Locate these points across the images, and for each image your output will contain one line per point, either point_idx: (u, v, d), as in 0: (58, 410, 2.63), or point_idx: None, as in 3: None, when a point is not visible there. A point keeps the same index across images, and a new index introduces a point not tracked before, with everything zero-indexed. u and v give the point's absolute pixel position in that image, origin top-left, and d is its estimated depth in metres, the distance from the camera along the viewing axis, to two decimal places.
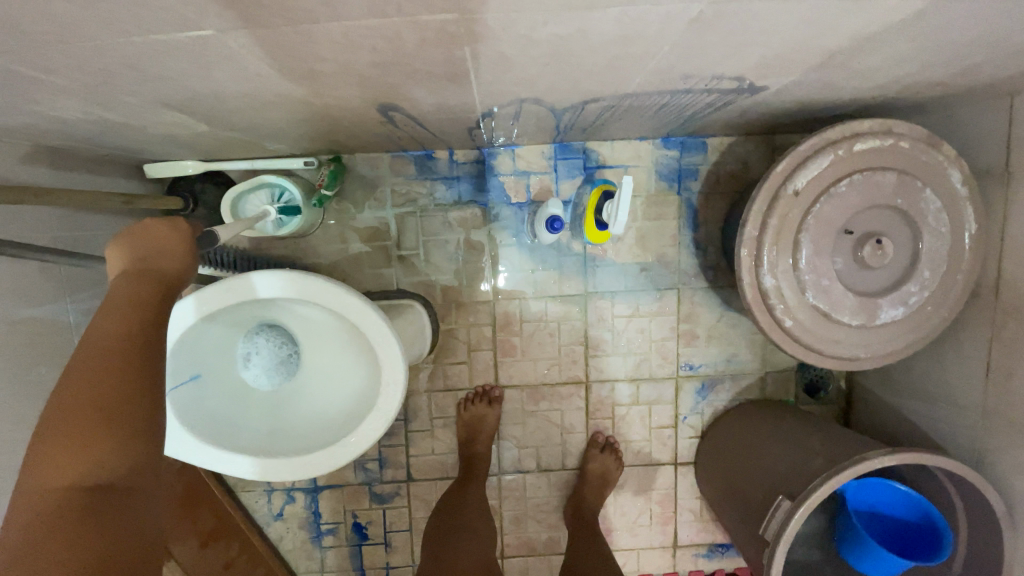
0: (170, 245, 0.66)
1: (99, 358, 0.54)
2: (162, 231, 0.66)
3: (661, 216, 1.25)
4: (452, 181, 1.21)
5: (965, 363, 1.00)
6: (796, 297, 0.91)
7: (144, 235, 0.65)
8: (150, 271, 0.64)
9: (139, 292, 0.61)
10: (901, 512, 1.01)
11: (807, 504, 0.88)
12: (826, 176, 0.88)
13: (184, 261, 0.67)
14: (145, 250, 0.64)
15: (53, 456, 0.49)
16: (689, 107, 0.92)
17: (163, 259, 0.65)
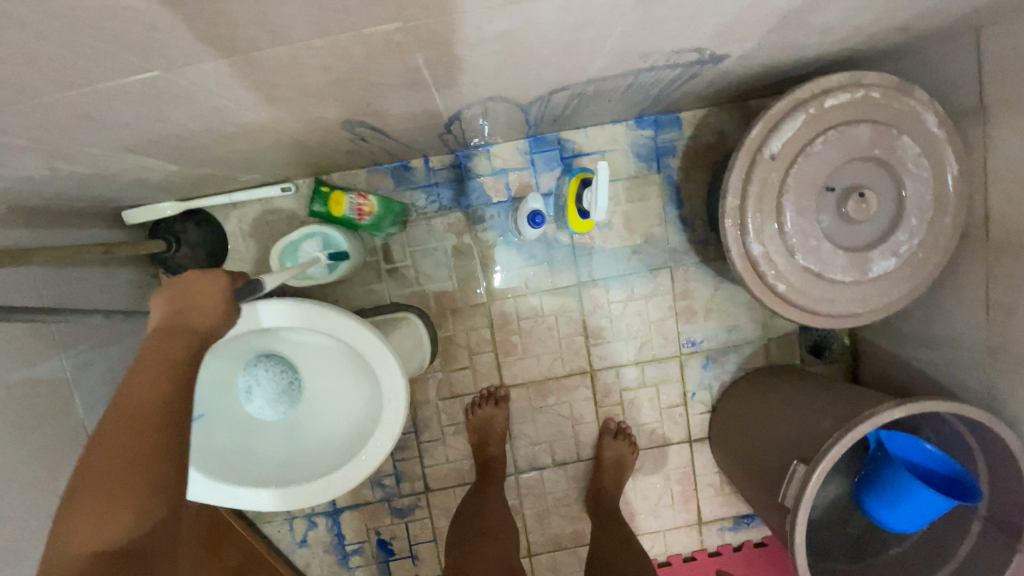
0: (207, 300, 0.67)
1: (127, 420, 0.56)
2: (200, 282, 0.67)
3: (645, 197, 1.24)
4: (431, 188, 1.20)
5: (966, 304, 0.99)
6: (786, 261, 0.90)
7: (184, 288, 0.67)
8: (183, 325, 0.65)
9: (170, 348, 0.62)
10: (927, 464, 1.01)
11: (822, 466, 0.87)
12: (800, 136, 0.88)
13: (218, 317, 0.68)
14: (184, 304, 0.66)
15: (78, 519, 0.50)
16: (656, 84, 0.91)
17: (198, 313, 0.66)
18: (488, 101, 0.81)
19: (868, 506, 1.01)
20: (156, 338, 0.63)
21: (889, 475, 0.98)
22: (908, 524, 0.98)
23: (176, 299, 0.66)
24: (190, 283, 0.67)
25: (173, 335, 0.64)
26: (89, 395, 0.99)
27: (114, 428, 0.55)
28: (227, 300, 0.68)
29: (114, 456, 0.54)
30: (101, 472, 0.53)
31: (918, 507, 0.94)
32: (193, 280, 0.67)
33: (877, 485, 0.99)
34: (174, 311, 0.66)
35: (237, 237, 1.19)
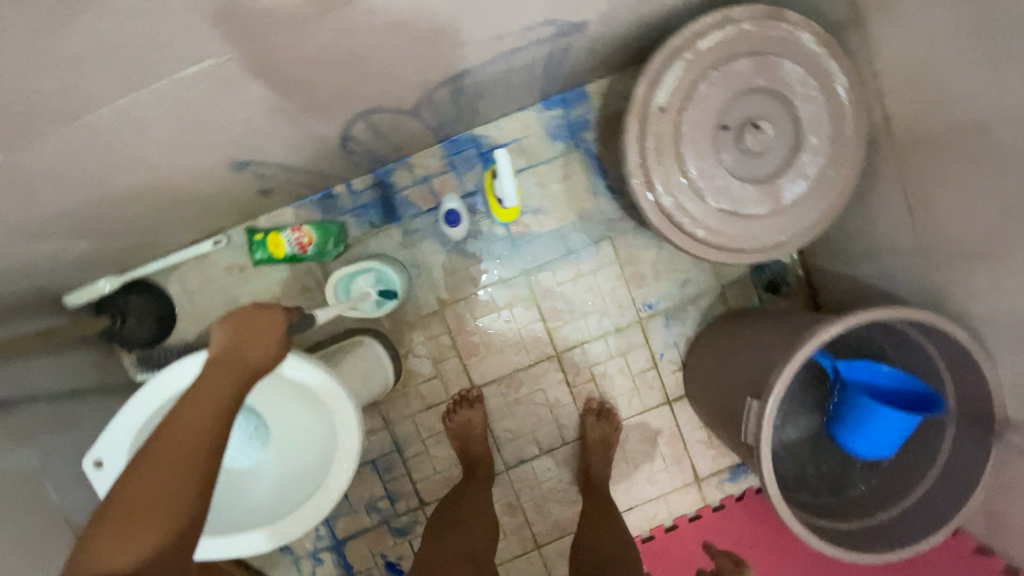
0: (263, 333, 0.77)
1: (168, 443, 0.64)
2: (261, 318, 0.78)
3: (569, 174, 1.25)
4: (358, 211, 1.21)
5: (891, 211, 0.99)
6: (699, 207, 0.92)
7: (247, 321, 0.77)
8: (237, 356, 0.74)
9: (224, 377, 0.72)
10: (889, 387, 1.01)
11: (773, 398, 0.87)
12: (684, 84, 0.89)
13: (270, 352, 0.77)
14: (243, 336, 0.76)
15: (112, 528, 0.57)
16: (539, 64, 0.93)
17: (252, 347, 0.76)
18: (369, 114, 0.83)
19: (839, 437, 1.01)
20: (217, 365, 0.73)
21: (848, 402, 0.99)
22: (881, 447, 0.97)
23: (237, 331, 0.76)
24: (252, 317, 0.77)
25: (231, 365, 0.73)
26: (63, 479, 1.01)
27: (157, 448, 0.63)
28: (279, 337, 0.78)
29: (150, 476, 0.61)
30: (137, 490, 0.60)
31: (889, 427, 0.94)
32: (258, 315, 0.77)
33: (840, 413, 1.00)
34: (234, 342, 0.75)
35: (185, 297, 1.21)
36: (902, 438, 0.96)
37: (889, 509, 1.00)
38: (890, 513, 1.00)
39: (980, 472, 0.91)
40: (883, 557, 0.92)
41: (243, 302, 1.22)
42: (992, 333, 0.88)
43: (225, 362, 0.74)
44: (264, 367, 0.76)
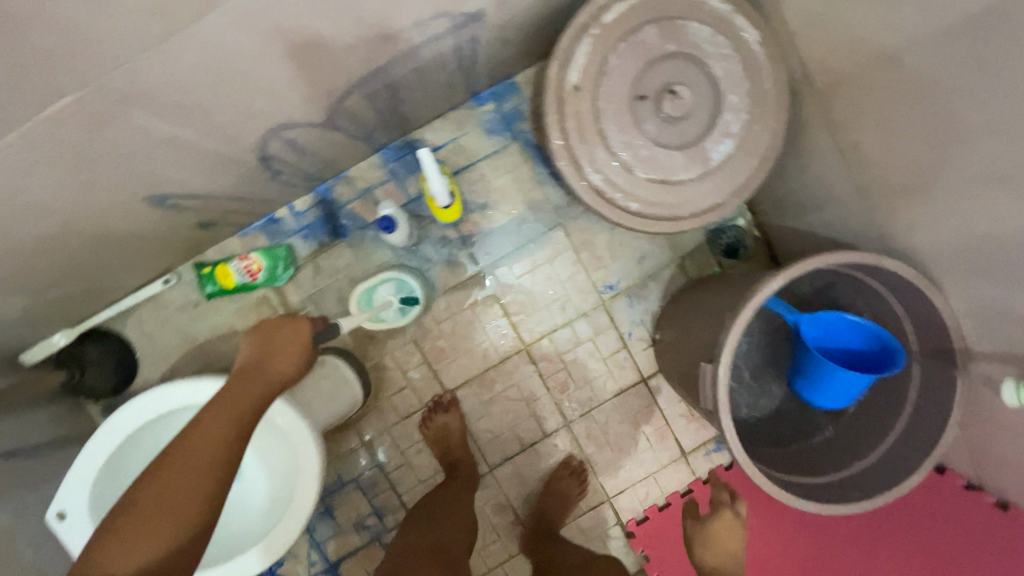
0: (288, 346, 0.91)
1: (205, 429, 0.77)
2: (288, 330, 0.93)
3: (512, 166, 1.24)
4: (305, 231, 1.20)
5: (823, 158, 0.98)
6: (629, 179, 0.91)
7: (275, 336, 0.92)
8: (266, 364, 0.88)
9: (251, 384, 0.85)
10: (847, 338, 0.99)
11: (724, 361, 0.86)
12: (595, 59, 0.88)
13: (293, 363, 0.90)
14: (272, 347, 0.90)
15: (155, 490, 0.70)
16: (452, 61, 0.92)
17: (279, 358, 0.89)
18: (281, 131, 0.82)
19: (801, 392, 1.02)
20: (246, 373, 0.86)
21: (812, 360, 0.97)
22: (838, 399, 0.98)
23: (266, 342, 0.91)
24: (280, 330, 0.92)
25: (257, 373, 0.86)
26: (35, 535, 1.00)
27: (195, 433, 0.76)
28: (302, 350, 0.91)
29: (186, 454, 0.73)
30: (176, 462, 0.73)
31: (847, 384, 0.94)
32: (286, 329, 0.93)
33: (801, 368, 1.00)
34: (264, 352, 0.90)
35: (143, 340, 1.21)
36: (860, 391, 0.97)
37: (868, 455, 0.98)
38: (870, 459, 0.97)
39: (947, 406, 0.89)
40: (864, 505, 0.90)
41: (202, 337, 1.21)
42: (938, 263, 0.87)
43: (252, 371, 0.87)
44: (286, 376, 0.88)
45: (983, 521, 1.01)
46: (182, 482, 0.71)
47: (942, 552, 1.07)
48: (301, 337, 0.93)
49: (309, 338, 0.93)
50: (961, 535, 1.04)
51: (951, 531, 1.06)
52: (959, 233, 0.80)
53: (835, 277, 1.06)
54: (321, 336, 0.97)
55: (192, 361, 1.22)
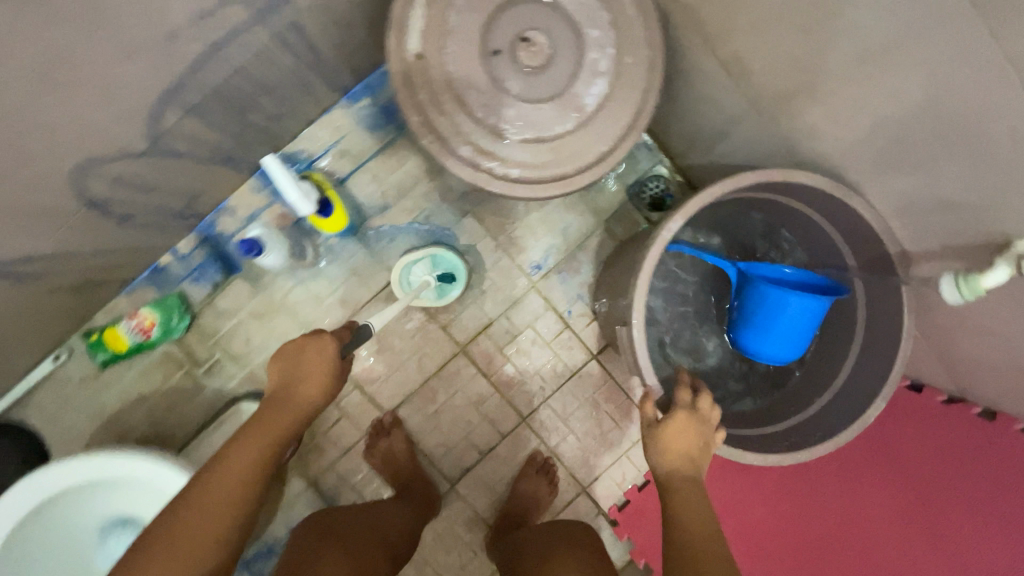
0: (312, 370, 0.81)
1: (223, 473, 0.69)
2: (312, 351, 0.82)
3: (402, 160, 1.14)
4: (195, 274, 1.11)
5: (712, 83, 0.88)
6: (501, 144, 0.82)
7: (298, 358, 0.82)
8: (289, 392, 0.79)
9: (277, 413, 0.77)
10: (791, 279, 0.88)
11: (638, 319, 0.78)
12: (432, 19, 0.79)
13: (319, 391, 0.80)
14: (299, 369, 0.81)
15: (165, 543, 0.62)
16: (281, 54, 0.83)
17: (303, 385, 0.80)
18: (93, 170, 0.75)
19: (741, 343, 0.91)
20: (279, 395, 0.79)
21: (761, 301, 0.86)
22: (790, 348, 0.87)
23: (292, 364, 0.81)
24: (304, 351, 0.82)
25: (288, 395, 0.79)
26: None
27: (213, 476, 0.68)
28: (327, 374, 0.81)
29: (202, 503, 0.66)
30: (190, 509, 0.65)
31: (788, 327, 0.85)
32: (309, 346, 0.82)
33: (741, 318, 0.90)
34: (292, 372, 0.81)
35: (48, 426, 1.11)
36: (809, 333, 0.87)
37: (830, 389, 0.88)
38: (832, 392, 0.88)
39: (897, 318, 0.80)
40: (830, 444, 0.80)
41: (111, 409, 1.12)
42: (849, 168, 0.77)
43: (284, 392, 0.79)
44: (311, 406, 0.79)
45: (964, 433, 0.92)
46: (211, 515, 0.65)
47: (925, 477, 0.96)
48: (326, 358, 0.82)
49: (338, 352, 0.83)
50: (945, 454, 0.94)
51: (931, 450, 0.95)
52: (859, 125, 0.70)
53: (765, 210, 0.94)
54: (349, 347, 0.87)
55: (105, 437, 1.12)
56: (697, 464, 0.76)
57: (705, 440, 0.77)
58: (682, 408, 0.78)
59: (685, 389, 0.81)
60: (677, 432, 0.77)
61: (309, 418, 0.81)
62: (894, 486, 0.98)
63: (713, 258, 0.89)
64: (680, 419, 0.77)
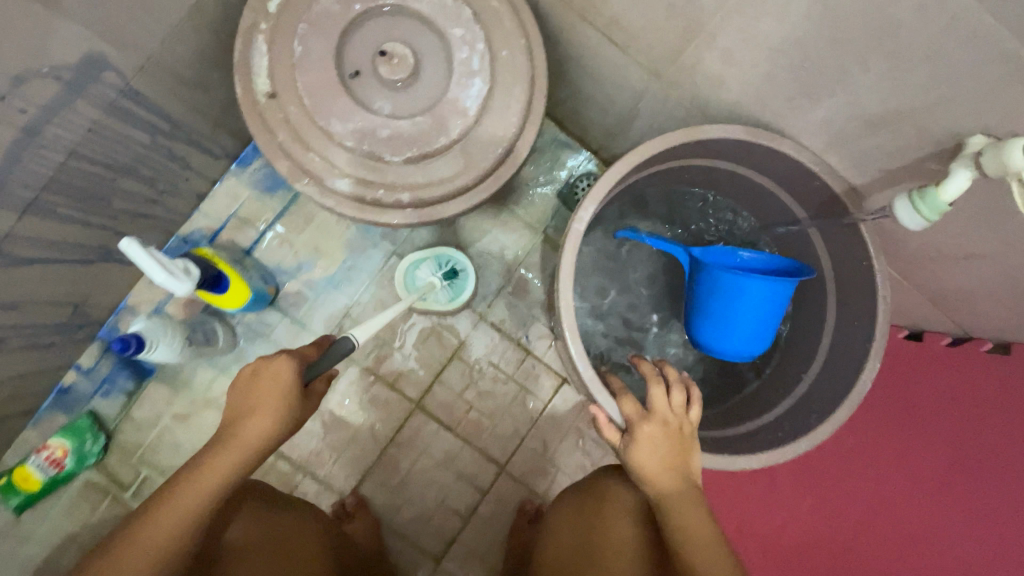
0: (267, 397, 0.61)
1: (141, 534, 0.53)
2: (267, 375, 0.62)
3: (310, 216, 1.03)
4: (105, 387, 0.99)
5: (603, 57, 0.80)
6: (383, 170, 0.73)
7: (254, 381, 0.62)
8: (239, 427, 0.60)
9: (222, 455, 0.58)
10: (753, 262, 0.77)
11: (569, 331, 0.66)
12: (277, 55, 0.71)
13: (276, 423, 0.61)
14: (252, 397, 0.61)
15: None
16: (126, 129, 0.75)
17: (254, 418, 0.60)
18: None
19: (698, 337, 0.80)
20: (227, 430, 0.60)
21: (715, 289, 0.75)
22: (753, 340, 0.77)
23: (247, 388, 0.62)
24: (258, 377, 0.62)
25: (236, 434, 0.59)
26: None
27: (132, 536, 0.53)
28: (286, 403, 0.61)
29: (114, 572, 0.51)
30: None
31: (750, 316, 0.74)
32: (263, 371, 0.63)
33: (698, 309, 0.79)
34: (241, 403, 0.62)
35: None
36: (775, 321, 0.76)
37: (815, 359, 0.77)
38: (818, 363, 0.76)
39: (867, 263, 0.69)
40: (830, 423, 0.67)
41: (34, 564, 0.96)
42: (763, 111, 0.68)
43: (231, 425, 0.60)
44: (266, 443, 0.60)
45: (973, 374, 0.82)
46: None
47: (944, 433, 0.84)
48: (284, 380, 0.62)
49: (301, 379, 0.63)
50: (961, 402, 0.83)
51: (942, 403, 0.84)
52: (757, 59, 0.62)
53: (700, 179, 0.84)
54: (320, 365, 0.67)
55: None
56: (684, 472, 0.63)
57: (676, 439, 0.64)
58: (638, 421, 0.65)
59: (628, 399, 0.67)
60: (647, 452, 0.63)
61: (268, 456, 0.62)
62: (920, 453, 0.85)
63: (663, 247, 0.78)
64: (643, 433, 0.64)
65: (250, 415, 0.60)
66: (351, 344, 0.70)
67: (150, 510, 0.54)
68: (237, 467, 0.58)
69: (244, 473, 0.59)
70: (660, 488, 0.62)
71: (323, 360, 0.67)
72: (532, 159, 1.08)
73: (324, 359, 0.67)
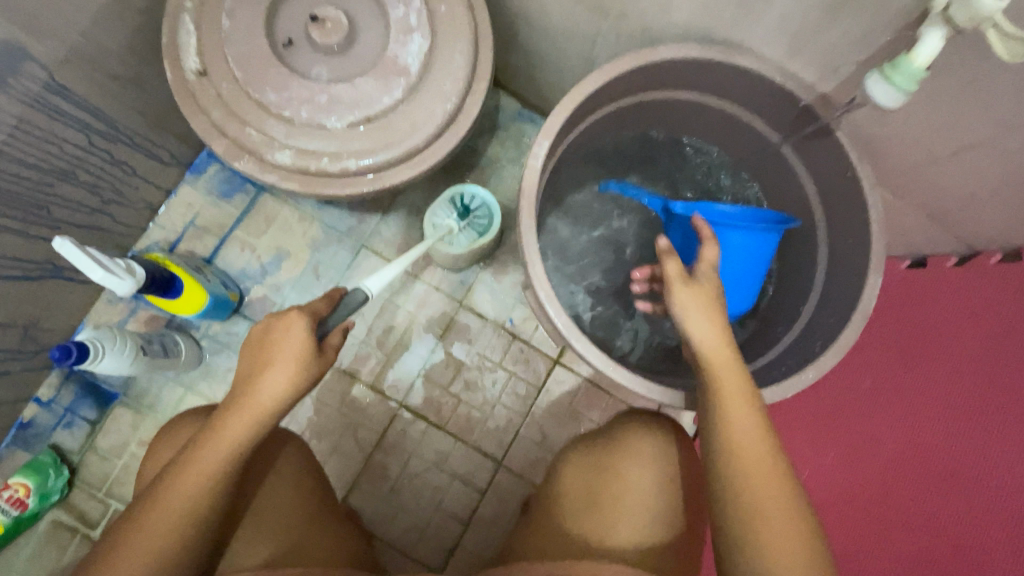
0: (278, 355, 0.56)
1: (166, 498, 0.52)
2: (276, 332, 0.57)
3: (270, 217, 0.99)
4: (67, 418, 0.93)
5: (547, 7, 0.77)
6: (325, 137, 0.69)
7: (265, 339, 0.58)
8: (253, 388, 0.56)
9: (237, 417, 0.55)
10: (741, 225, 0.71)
11: (536, 277, 0.62)
12: (204, 32, 0.68)
13: (289, 383, 0.56)
14: (261, 355, 0.57)
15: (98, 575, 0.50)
16: (57, 129, 0.72)
17: (266, 379, 0.56)
18: None
19: None
20: (242, 389, 0.56)
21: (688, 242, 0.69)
22: (742, 293, 0.71)
23: (259, 346, 0.58)
24: (268, 336, 0.57)
25: (251, 394, 0.56)
26: None
27: (159, 500, 0.52)
28: (297, 362, 0.56)
29: (142, 535, 0.51)
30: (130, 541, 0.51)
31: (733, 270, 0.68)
32: (271, 328, 0.58)
33: None
34: (256, 360, 0.57)
35: None
36: (761, 271, 0.71)
37: (812, 290, 0.71)
38: (816, 294, 0.70)
39: (851, 172, 0.63)
40: (837, 349, 0.61)
41: None
42: (716, 26, 0.64)
43: (248, 384, 0.56)
44: (282, 404, 0.56)
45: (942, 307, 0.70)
46: (142, 553, 0.50)
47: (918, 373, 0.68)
48: (292, 337, 0.57)
49: (311, 336, 0.57)
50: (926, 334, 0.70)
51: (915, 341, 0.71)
52: None
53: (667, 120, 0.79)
54: (331, 320, 0.62)
55: None
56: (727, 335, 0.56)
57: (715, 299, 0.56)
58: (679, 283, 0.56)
59: (711, 246, 0.59)
60: (693, 315, 0.55)
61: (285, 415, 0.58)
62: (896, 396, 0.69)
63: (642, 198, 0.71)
64: (693, 298, 0.55)
65: (262, 374, 0.56)
66: (366, 292, 0.65)
67: (174, 473, 0.53)
68: (256, 430, 0.55)
69: (267, 430, 0.57)
70: (708, 357, 0.54)
71: (334, 314, 0.62)
72: (496, 137, 1.04)
73: (338, 312, 0.62)
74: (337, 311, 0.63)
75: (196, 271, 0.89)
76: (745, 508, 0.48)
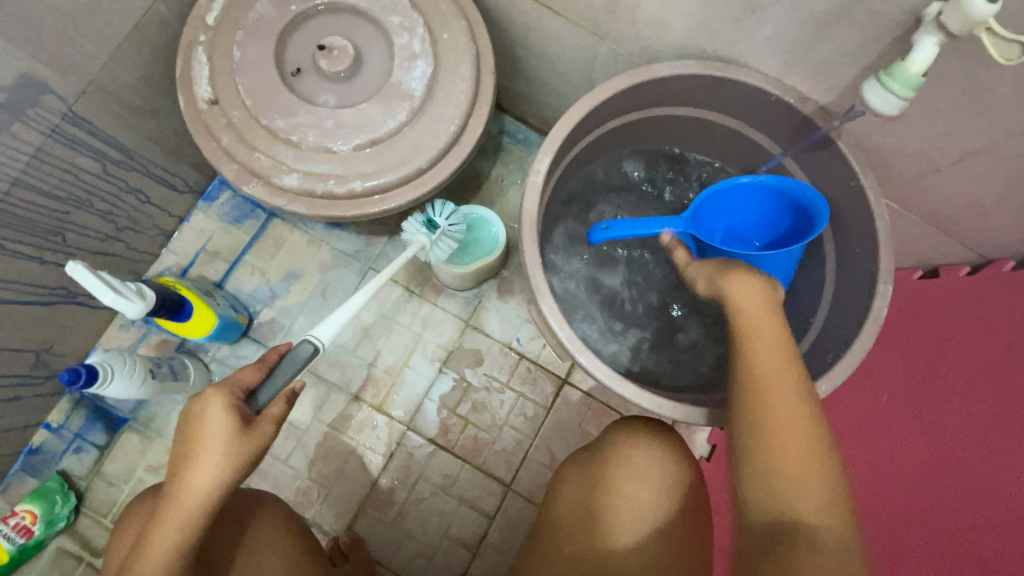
0: (198, 447, 0.51)
1: None
2: (196, 422, 0.52)
3: (280, 241, 1.01)
4: (76, 444, 0.93)
5: (547, 31, 0.78)
6: (331, 159, 0.70)
7: (186, 430, 0.53)
8: (180, 484, 0.52)
9: (170, 517, 0.52)
10: (745, 231, 0.72)
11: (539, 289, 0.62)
12: (216, 63, 0.71)
13: (215, 476, 0.51)
14: (184, 445, 0.52)
15: None
16: (75, 157, 0.74)
17: (191, 473, 0.51)
18: None
19: None
20: (172, 485, 0.52)
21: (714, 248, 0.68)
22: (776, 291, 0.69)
23: (182, 437, 0.53)
24: (189, 425, 0.52)
25: (179, 489, 0.52)
26: None
27: None
28: (220, 454, 0.51)
29: None
30: None
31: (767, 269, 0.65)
32: (191, 415, 0.53)
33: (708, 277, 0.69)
34: (183, 447, 0.53)
35: None
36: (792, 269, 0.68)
37: (821, 302, 0.70)
38: (825, 306, 0.69)
39: (855, 182, 0.63)
40: (849, 359, 0.59)
41: None
42: (713, 43, 0.65)
43: (173, 481, 0.52)
44: (214, 494, 0.52)
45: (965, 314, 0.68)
46: None
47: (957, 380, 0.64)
48: (213, 425, 0.52)
49: (233, 418, 0.52)
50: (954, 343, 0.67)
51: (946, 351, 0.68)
52: None
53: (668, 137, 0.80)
54: (264, 390, 0.57)
55: None
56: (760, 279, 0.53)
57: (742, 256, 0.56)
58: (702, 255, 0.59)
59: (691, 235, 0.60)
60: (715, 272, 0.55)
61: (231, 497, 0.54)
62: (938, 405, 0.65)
63: (642, 231, 0.65)
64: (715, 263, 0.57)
65: (186, 467, 0.52)
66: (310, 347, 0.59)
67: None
68: (194, 527, 0.52)
69: (209, 520, 0.53)
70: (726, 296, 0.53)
71: (276, 375, 0.57)
72: (500, 160, 1.06)
73: (280, 371, 0.58)
74: (274, 376, 0.57)
75: (205, 294, 0.90)
76: (768, 445, 0.47)
